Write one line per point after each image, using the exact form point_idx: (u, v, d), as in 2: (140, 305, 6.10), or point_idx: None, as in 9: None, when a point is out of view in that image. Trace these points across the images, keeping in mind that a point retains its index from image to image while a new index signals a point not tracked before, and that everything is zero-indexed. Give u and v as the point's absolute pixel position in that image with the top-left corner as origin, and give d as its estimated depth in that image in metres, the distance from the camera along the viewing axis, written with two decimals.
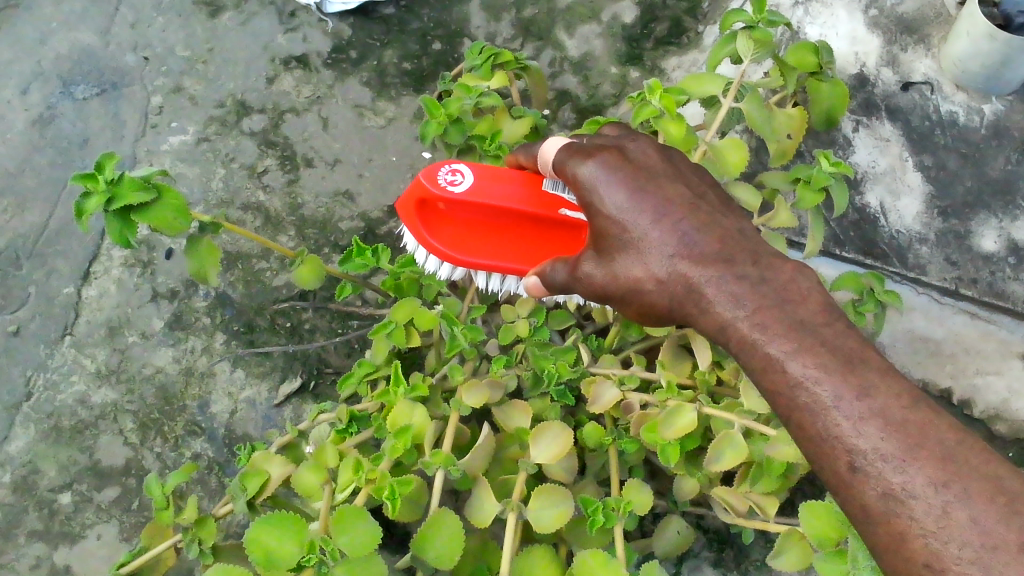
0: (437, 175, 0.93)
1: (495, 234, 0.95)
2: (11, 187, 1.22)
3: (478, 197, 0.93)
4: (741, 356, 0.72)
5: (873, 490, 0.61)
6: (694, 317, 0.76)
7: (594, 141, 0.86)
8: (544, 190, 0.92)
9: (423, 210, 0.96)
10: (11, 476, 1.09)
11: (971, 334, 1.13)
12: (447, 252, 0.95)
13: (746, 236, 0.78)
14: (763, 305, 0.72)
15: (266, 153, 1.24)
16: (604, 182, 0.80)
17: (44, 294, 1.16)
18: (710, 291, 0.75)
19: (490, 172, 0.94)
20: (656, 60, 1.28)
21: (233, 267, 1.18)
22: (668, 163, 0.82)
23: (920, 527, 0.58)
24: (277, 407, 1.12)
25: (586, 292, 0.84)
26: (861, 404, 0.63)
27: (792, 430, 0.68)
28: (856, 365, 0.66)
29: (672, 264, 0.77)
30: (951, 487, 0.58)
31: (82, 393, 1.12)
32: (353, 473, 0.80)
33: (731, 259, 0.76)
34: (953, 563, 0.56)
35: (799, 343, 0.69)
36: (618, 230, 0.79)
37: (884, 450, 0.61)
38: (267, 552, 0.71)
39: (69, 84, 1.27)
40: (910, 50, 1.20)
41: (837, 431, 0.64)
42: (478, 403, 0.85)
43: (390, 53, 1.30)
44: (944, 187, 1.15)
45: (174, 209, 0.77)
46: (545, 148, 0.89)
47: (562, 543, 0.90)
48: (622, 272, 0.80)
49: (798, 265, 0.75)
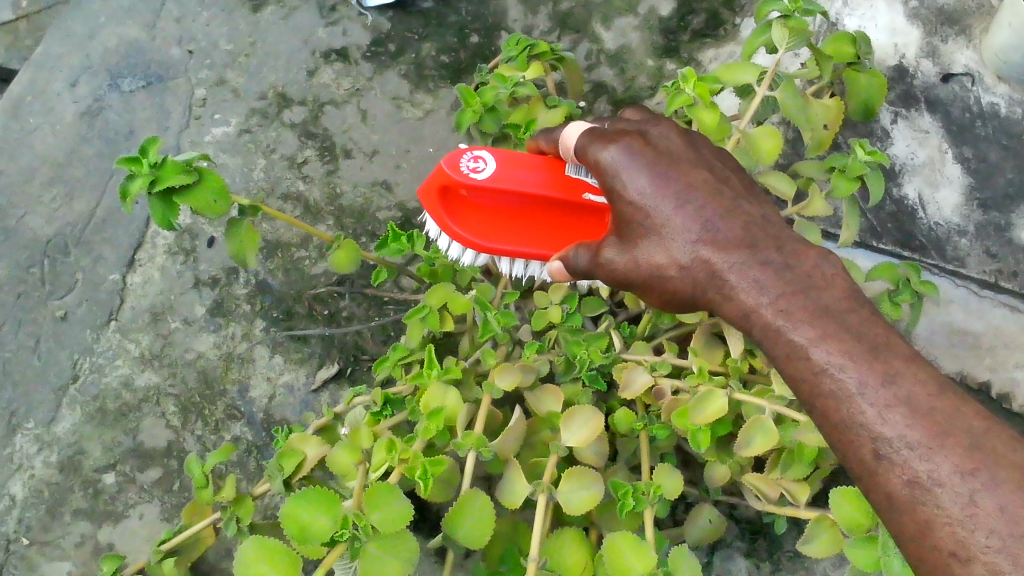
0: (460, 162, 0.93)
1: (517, 220, 0.96)
2: (60, 176, 1.24)
3: (502, 183, 0.94)
4: (765, 342, 0.73)
5: (898, 478, 0.61)
6: (717, 303, 0.77)
7: (617, 125, 0.87)
8: (566, 175, 0.94)
9: (444, 197, 0.96)
10: (58, 457, 1.11)
11: (1010, 328, 1.12)
12: (470, 238, 0.95)
13: (771, 223, 0.79)
14: (787, 292, 0.73)
15: (306, 144, 1.26)
16: (626, 167, 0.80)
17: (90, 281, 1.19)
18: (733, 278, 0.76)
19: (511, 158, 0.95)
20: (692, 52, 1.28)
21: (273, 255, 1.20)
22: (691, 149, 0.83)
23: (945, 515, 0.58)
24: (315, 393, 1.14)
25: (607, 278, 0.84)
26: (886, 392, 0.63)
27: (815, 417, 0.68)
28: (881, 352, 0.66)
29: (695, 250, 0.78)
30: (979, 475, 0.58)
31: (126, 376, 1.14)
32: (386, 451, 0.81)
33: (755, 246, 0.76)
34: (980, 551, 0.56)
35: (824, 330, 0.69)
36: (641, 216, 0.79)
37: (910, 437, 0.61)
38: (302, 525, 0.73)
39: (117, 77, 1.30)
40: (951, 41, 1.19)
41: (862, 418, 0.64)
42: (511, 386, 0.87)
43: (428, 46, 1.31)
44: (984, 179, 1.14)
45: (214, 191, 0.79)
46: (568, 134, 0.90)
47: (592, 527, 0.92)
48: (644, 258, 0.80)
49: (823, 251, 0.76)
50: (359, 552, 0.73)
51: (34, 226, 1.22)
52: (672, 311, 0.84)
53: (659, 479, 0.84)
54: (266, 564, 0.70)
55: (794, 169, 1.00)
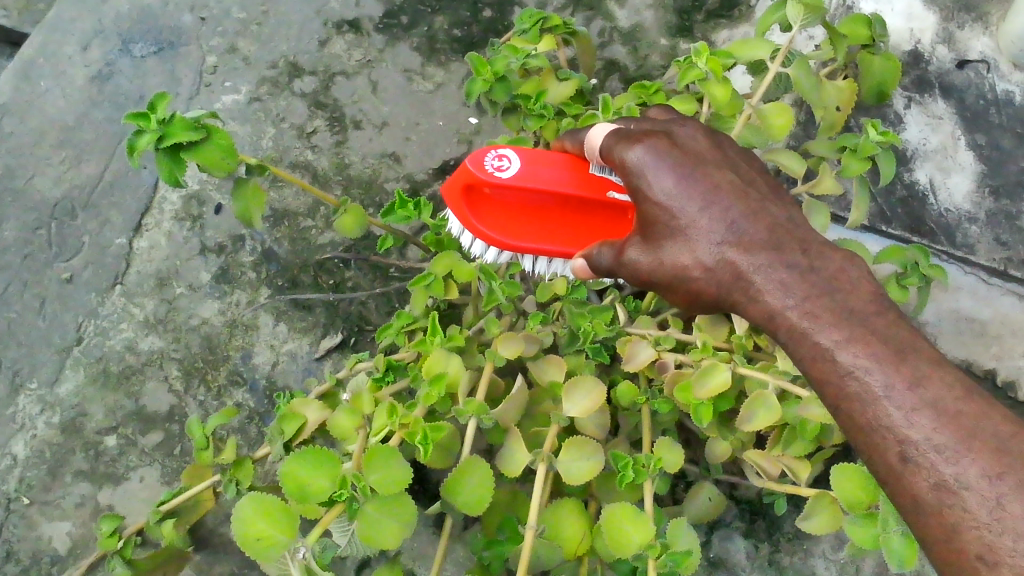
0: (484, 161, 0.93)
1: (541, 219, 0.95)
2: (69, 139, 1.24)
3: (527, 181, 0.93)
4: (789, 344, 0.73)
5: (924, 481, 0.61)
6: (741, 304, 0.77)
7: (641, 125, 0.86)
8: (591, 174, 0.93)
9: (469, 197, 0.95)
10: (60, 418, 1.12)
11: (1018, 316, 1.12)
12: (495, 237, 0.94)
13: (796, 224, 0.78)
14: (813, 294, 0.73)
15: (316, 114, 1.25)
16: (652, 167, 0.79)
17: (97, 244, 1.19)
18: (759, 279, 0.76)
19: (535, 156, 0.94)
20: (706, 33, 1.28)
21: (280, 224, 1.20)
22: (717, 150, 0.83)
23: (973, 518, 0.58)
24: (318, 361, 1.14)
25: (629, 278, 0.83)
26: (913, 395, 0.63)
27: (841, 420, 0.68)
28: (908, 355, 0.66)
29: (720, 252, 0.77)
30: (1006, 479, 0.58)
31: (130, 340, 1.15)
32: (387, 417, 0.81)
33: (781, 247, 0.76)
34: (1008, 555, 0.56)
35: (850, 332, 0.69)
36: (665, 216, 0.78)
37: (936, 440, 0.61)
38: (300, 484, 0.72)
39: (128, 42, 1.30)
40: (967, 28, 1.17)
41: (888, 422, 0.64)
42: (513, 355, 0.86)
43: (441, 19, 1.31)
44: (996, 167, 1.13)
45: (222, 149, 0.79)
46: (592, 135, 0.89)
47: (591, 499, 0.92)
48: (669, 259, 0.79)
49: (849, 254, 0.75)
50: (357, 514, 0.73)
51: (42, 188, 1.21)
52: (697, 312, 0.83)
53: (660, 453, 0.84)
54: (264, 522, 0.70)
55: (805, 148, 0.99)
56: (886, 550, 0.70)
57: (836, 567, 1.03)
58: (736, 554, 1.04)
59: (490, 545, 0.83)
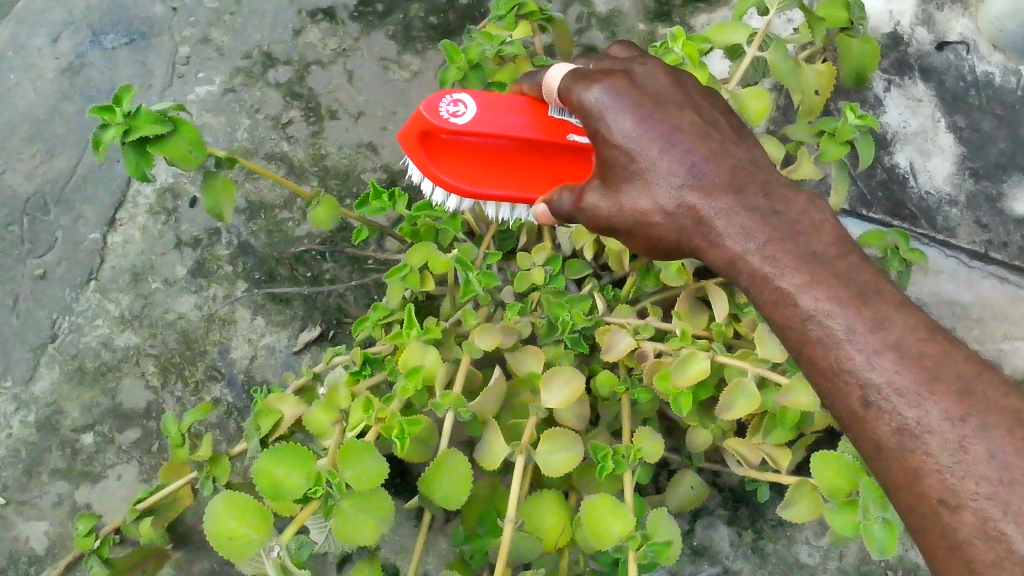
0: (439, 106, 0.88)
1: (502, 165, 0.91)
2: (40, 134, 1.22)
3: (483, 127, 0.89)
4: (750, 290, 0.70)
5: (886, 425, 0.60)
6: (702, 251, 0.74)
7: (601, 65, 0.82)
8: (550, 116, 0.89)
9: (426, 142, 0.91)
10: (36, 416, 1.11)
11: (999, 299, 1.11)
12: (454, 184, 0.91)
13: (759, 166, 0.75)
14: (775, 237, 0.70)
15: (291, 105, 1.24)
16: (611, 108, 0.76)
17: (70, 239, 1.18)
18: (720, 224, 0.72)
19: (492, 100, 0.90)
20: (685, 17, 1.26)
21: (257, 216, 1.18)
22: (679, 90, 0.79)
23: (934, 462, 0.57)
24: (296, 354, 1.13)
25: (590, 224, 0.81)
26: (874, 337, 0.62)
27: (803, 365, 0.66)
28: (870, 297, 0.64)
29: (680, 195, 0.74)
30: (968, 421, 0.57)
31: (105, 336, 1.13)
32: (363, 411, 0.80)
33: (742, 190, 0.73)
34: (969, 498, 0.55)
35: (812, 275, 0.67)
36: (625, 159, 0.76)
37: (898, 383, 0.60)
38: (275, 481, 0.71)
39: (99, 34, 1.27)
40: (947, 9, 1.16)
41: (850, 365, 0.62)
42: (491, 347, 0.85)
43: (417, 6, 1.28)
44: (976, 149, 1.12)
45: (190, 142, 0.78)
46: (550, 77, 0.86)
47: (572, 490, 0.92)
48: (629, 204, 0.77)
49: (812, 195, 0.72)
50: (332, 509, 0.72)
51: (14, 182, 1.20)
52: (658, 258, 0.80)
53: (640, 443, 0.83)
54: (238, 521, 0.69)
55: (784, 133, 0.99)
56: (867, 540, 0.70)
57: (819, 553, 1.03)
58: (718, 541, 1.04)
59: (470, 538, 0.83)
